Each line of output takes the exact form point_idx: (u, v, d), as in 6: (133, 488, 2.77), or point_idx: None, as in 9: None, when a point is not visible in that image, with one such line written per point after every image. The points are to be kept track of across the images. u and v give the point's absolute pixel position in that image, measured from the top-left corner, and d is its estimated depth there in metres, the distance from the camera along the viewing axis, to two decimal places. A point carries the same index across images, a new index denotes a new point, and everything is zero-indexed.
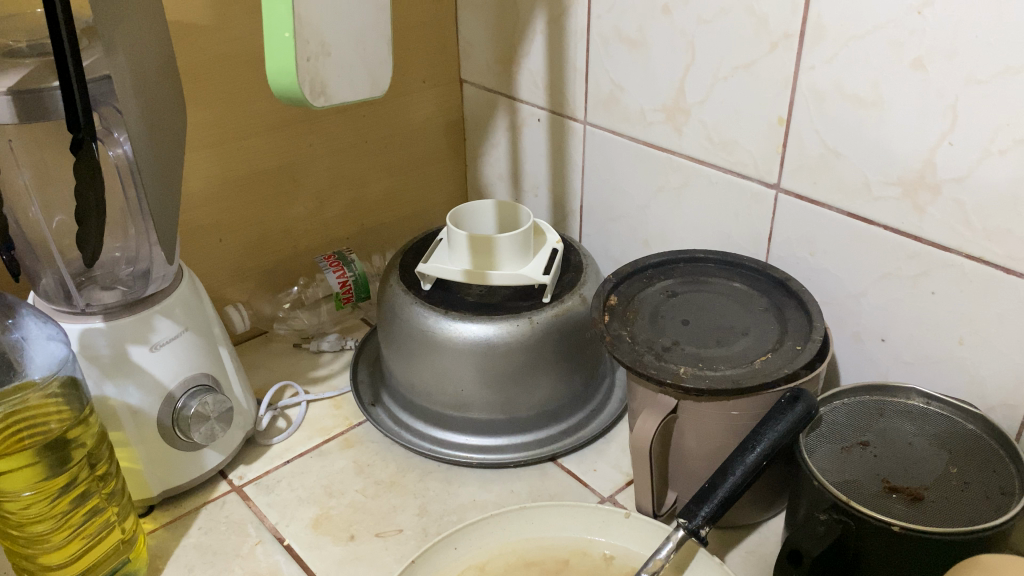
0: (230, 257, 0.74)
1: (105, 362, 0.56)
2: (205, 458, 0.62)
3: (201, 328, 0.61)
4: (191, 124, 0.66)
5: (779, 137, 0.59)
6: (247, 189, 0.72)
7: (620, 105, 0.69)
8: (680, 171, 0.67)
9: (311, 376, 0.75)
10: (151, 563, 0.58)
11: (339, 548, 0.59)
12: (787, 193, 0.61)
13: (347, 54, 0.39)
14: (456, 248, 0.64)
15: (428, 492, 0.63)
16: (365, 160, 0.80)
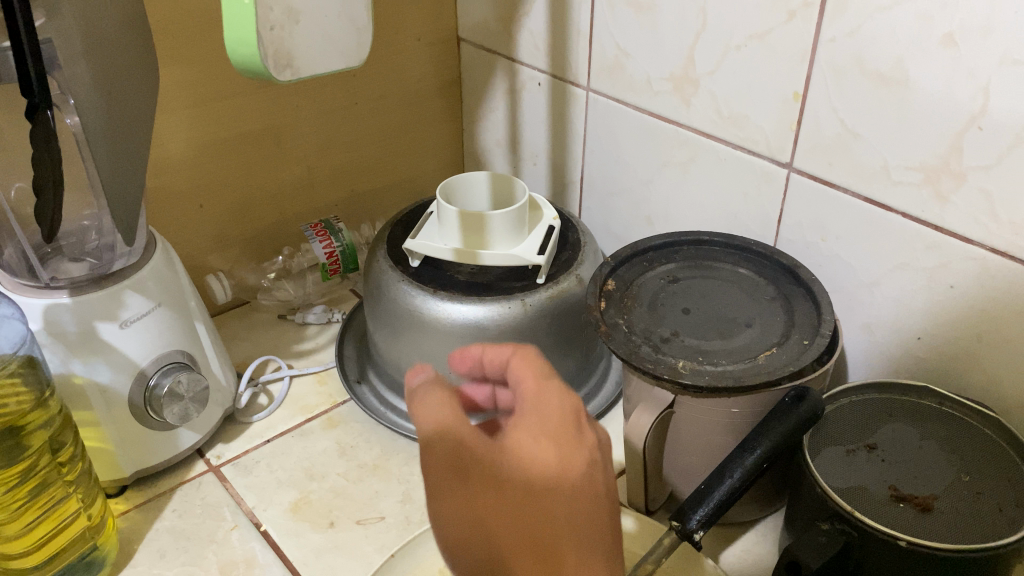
0: (211, 224, 0.71)
1: (72, 340, 0.53)
2: (180, 438, 0.60)
3: (176, 303, 0.58)
4: (168, 84, 0.62)
5: (794, 114, 0.55)
6: (229, 153, 0.68)
7: (624, 73, 0.65)
8: (686, 145, 0.63)
9: (295, 350, 0.72)
10: (123, 548, 0.55)
11: (318, 535, 0.56)
12: (799, 173, 0.57)
13: (319, 25, 0.35)
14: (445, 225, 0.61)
15: (412, 478, 0.60)
16: (356, 122, 0.76)
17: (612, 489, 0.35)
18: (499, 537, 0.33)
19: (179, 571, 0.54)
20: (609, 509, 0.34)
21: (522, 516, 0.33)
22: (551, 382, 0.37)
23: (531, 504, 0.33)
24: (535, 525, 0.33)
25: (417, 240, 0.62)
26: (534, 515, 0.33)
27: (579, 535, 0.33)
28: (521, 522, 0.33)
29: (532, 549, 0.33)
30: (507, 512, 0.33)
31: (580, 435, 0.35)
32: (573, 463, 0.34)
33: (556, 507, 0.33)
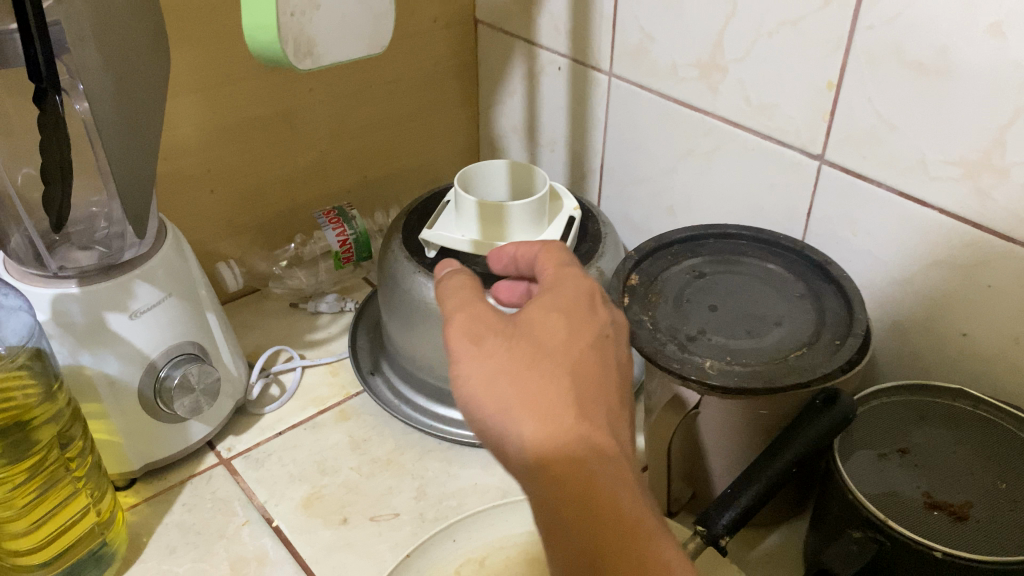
0: (222, 210, 0.69)
1: (80, 330, 0.51)
2: (190, 430, 0.58)
3: (187, 293, 0.57)
4: (178, 66, 0.60)
5: (827, 104, 0.53)
6: (240, 137, 0.67)
7: (649, 58, 0.63)
8: (711, 134, 0.61)
9: (307, 339, 0.71)
10: (132, 542, 0.54)
11: (331, 532, 0.55)
12: (830, 165, 0.55)
13: (341, 9, 0.33)
14: (462, 216, 0.59)
15: (427, 473, 0.59)
16: (370, 106, 0.74)
17: (621, 361, 0.37)
18: (521, 377, 0.33)
19: (189, 567, 0.53)
20: (619, 371, 0.36)
21: (540, 359, 0.34)
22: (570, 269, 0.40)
23: (552, 351, 0.34)
24: (552, 372, 0.33)
25: (433, 232, 0.60)
26: (554, 360, 0.34)
27: (594, 384, 0.34)
28: (542, 365, 0.33)
29: (550, 388, 0.33)
30: (528, 356, 0.34)
31: (594, 303, 0.37)
32: (587, 329, 0.36)
33: (574, 356, 0.34)
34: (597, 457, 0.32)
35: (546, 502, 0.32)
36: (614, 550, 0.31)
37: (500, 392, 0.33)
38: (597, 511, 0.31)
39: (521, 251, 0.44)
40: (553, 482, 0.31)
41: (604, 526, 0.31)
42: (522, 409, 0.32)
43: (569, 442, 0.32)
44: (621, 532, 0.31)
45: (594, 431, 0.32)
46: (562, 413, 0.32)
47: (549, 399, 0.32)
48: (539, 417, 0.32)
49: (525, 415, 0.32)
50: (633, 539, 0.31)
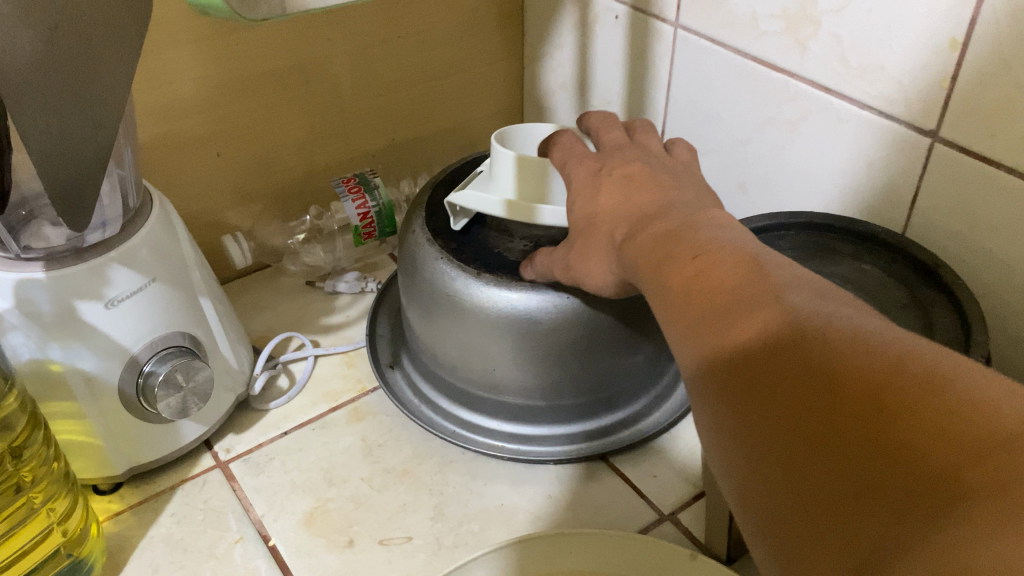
0: (229, 176, 0.61)
1: (48, 321, 0.45)
2: (181, 431, 0.52)
3: (176, 277, 0.49)
4: (171, 10, 0.51)
5: (947, 68, 0.43)
6: (250, 94, 0.59)
7: (724, 7, 0.53)
8: (797, 100, 0.51)
9: (322, 323, 0.63)
10: (111, 558, 0.48)
11: (334, 556, 0.48)
12: (947, 145, 0.44)
13: None
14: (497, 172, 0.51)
15: (446, 489, 0.51)
16: (399, 59, 0.65)
17: (662, 174, 0.35)
18: (592, 254, 0.35)
19: None
20: (664, 182, 0.34)
21: (663, 243, 0.29)
22: (576, 146, 0.41)
23: (605, 207, 0.35)
24: (674, 246, 0.28)
25: (464, 191, 0.52)
26: (665, 232, 0.29)
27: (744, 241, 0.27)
28: (659, 246, 0.29)
29: (674, 263, 0.28)
30: (643, 252, 0.30)
31: (597, 167, 0.37)
32: (614, 178, 0.35)
33: (696, 222, 0.29)
34: (748, 299, 0.24)
35: (711, 386, 0.24)
36: (798, 392, 0.22)
37: (594, 271, 0.36)
38: (763, 357, 0.23)
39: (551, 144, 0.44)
40: (707, 361, 0.24)
41: (779, 378, 0.22)
42: (657, 292, 0.28)
43: (703, 272, 0.26)
44: (796, 366, 0.22)
45: (742, 278, 0.25)
46: (692, 279, 0.26)
47: (674, 266, 0.28)
48: (672, 297, 0.27)
49: (662, 309, 0.27)
50: (824, 365, 0.22)
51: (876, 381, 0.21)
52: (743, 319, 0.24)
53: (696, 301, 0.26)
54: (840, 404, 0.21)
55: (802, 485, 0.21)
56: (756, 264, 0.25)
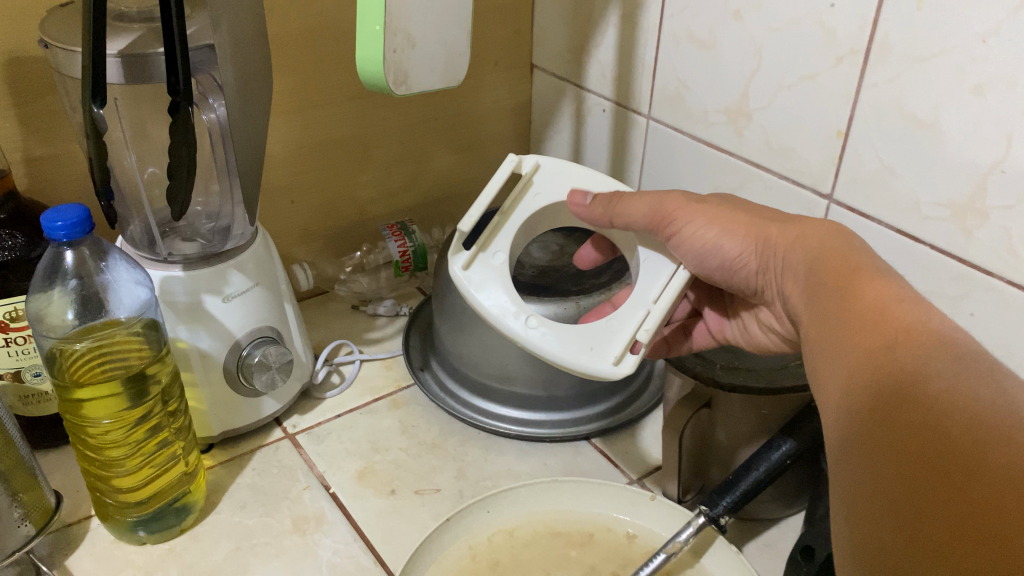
0: (301, 218, 0.78)
1: (180, 308, 0.59)
2: (263, 405, 0.67)
3: (270, 284, 0.65)
4: (276, 90, 0.69)
5: (836, 150, 0.61)
6: (323, 154, 0.76)
7: (685, 104, 0.72)
8: (737, 173, 0.69)
9: (365, 337, 0.79)
10: (208, 497, 0.62)
11: (381, 500, 0.62)
12: (838, 204, 0.62)
13: (428, 50, 0.43)
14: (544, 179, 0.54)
15: (466, 457, 0.66)
16: (434, 136, 0.83)
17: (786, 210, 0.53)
18: (737, 218, 0.50)
19: (258, 520, 0.61)
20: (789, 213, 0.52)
21: (853, 272, 0.41)
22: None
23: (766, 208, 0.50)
24: (871, 283, 0.40)
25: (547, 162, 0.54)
26: (850, 262, 0.42)
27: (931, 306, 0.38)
28: (860, 282, 0.40)
29: (873, 301, 0.39)
30: (838, 281, 0.42)
31: None
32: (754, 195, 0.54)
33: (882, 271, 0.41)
34: (943, 348, 0.34)
35: (877, 401, 0.34)
36: (957, 436, 0.31)
37: (721, 221, 0.50)
38: (936, 400, 0.32)
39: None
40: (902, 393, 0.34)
41: (942, 406, 0.32)
42: (854, 310, 0.39)
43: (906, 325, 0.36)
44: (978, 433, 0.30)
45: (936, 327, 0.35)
46: (898, 319, 0.37)
47: (874, 294, 0.39)
48: (869, 323, 0.37)
49: (856, 320, 0.39)
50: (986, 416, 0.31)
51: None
52: (928, 357, 0.34)
53: (894, 334, 0.36)
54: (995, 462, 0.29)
55: (937, 492, 0.30)
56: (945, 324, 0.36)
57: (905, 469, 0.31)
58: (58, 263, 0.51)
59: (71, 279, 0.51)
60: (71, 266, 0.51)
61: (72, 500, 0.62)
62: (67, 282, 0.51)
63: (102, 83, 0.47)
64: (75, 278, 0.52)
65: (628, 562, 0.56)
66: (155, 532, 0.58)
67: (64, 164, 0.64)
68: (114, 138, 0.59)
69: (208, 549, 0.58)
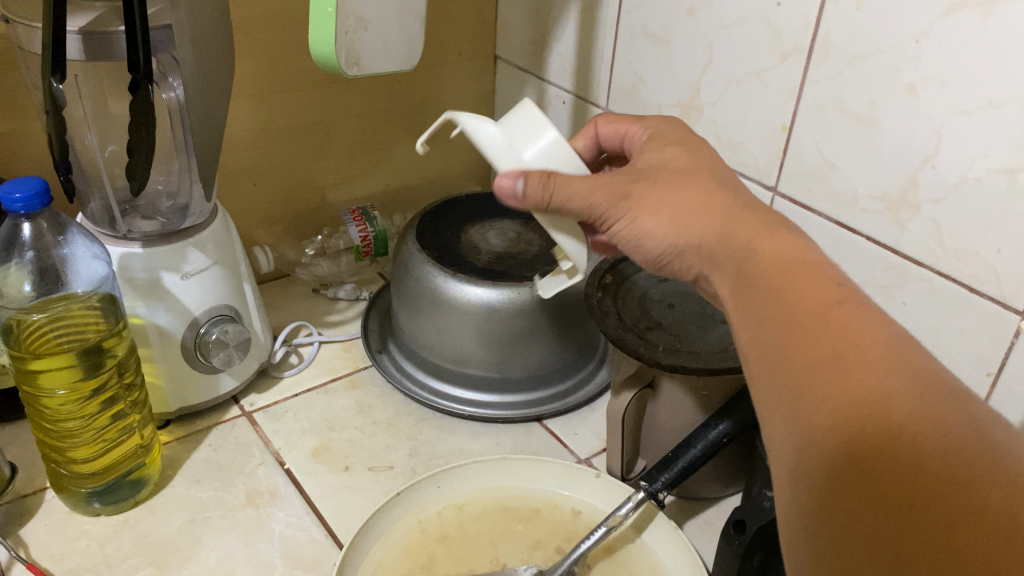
0: (263, 201, 0.80)
1: (139, 284, 0.60)
2: (220, 382, 0.68)
3: (229, 264, 0.66)
4: (239, 74, 0.70)
5: (781, 144, 0.63)
6: (286, 138, 0.77)
7: (640, 98, 0.74)
8: None
9: (325, 320, 0.81)
10: (163, 471, 0.63)
11: (335, 476, 0.64)
12: (782, 196, 0.65)
13: (380, 33, 0.44)
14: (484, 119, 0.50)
15: (420, 437, 0.68)
16: (397, 123, 0.85)
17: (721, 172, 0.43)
18: (670, 202, 0.41)
19: (213, 494, 0.62)
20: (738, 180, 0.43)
21: (798, 270, 0.34)
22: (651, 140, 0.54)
23: (692, 167, 0.43)
24: (817, 281, 0.33)
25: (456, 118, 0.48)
26: (793, 260, 0.35)
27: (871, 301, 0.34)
28: (826, 292, 0.33)
29: (827, 319, 0.32)
30: (757, 257, 0.36)
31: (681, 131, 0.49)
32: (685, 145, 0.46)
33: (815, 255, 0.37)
34: (906, 351, 0.30)
35: (823, 406, 0.30)
36: (896, 444, 0.28)
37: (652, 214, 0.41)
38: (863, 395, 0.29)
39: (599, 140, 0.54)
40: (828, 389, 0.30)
41: (899, 407, 0.28)
42: (789, 313, 0.33)
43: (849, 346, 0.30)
44: (927, 440, 0.27)
45: (892, 328, 0.31)
46: (848, 319, 0.31)
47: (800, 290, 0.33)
48: (816, 323, 0.32)
49: (794, 332, 0.32)
50: (921, 417, 0.28)
51: (992, 445, 0.27)
52: (877, 350, 0.30)
53: (845, 328, 0.31)
54: (947, 477, 0.27)
55: (888, 509, 0.27)
56: (867, 311, 0.32)
57: (869, 492, 0.28)
58: (15, 236, 0.51)
59: (29, 250, 0.52)
60: (28, 239, 0.52)
61: (28, 471, 0.62)
62: (24, 254, 0.52)
63: (62, 59, 0.48)
64: (32, 251, 0.52)
65: (573, 536, 0.58)
66: (110, 504, 0.59)
67: (27, 141, 0.65)
68: (75, 115, 0.60)
69: (161, 521, 0.59)
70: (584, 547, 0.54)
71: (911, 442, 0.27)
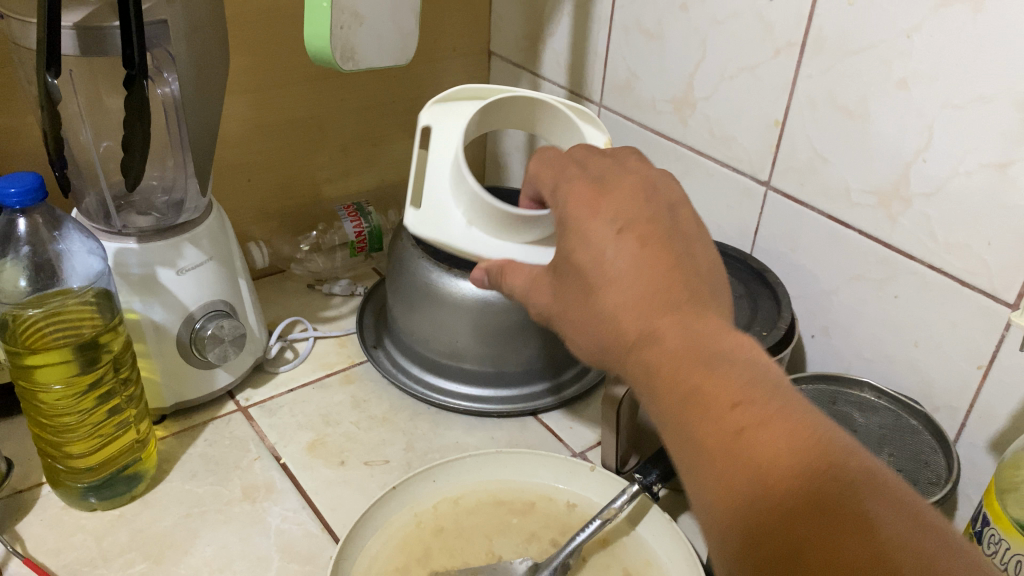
0: (257, 196, 0.80)
1: (134, 279, 0.60)
2: (216, 377, 0.68)
3: (224, 259, 0.66)
4: (234, 70, 0.70)
5: (773, 138, 0.63)
6: (281, 134, 0.77)
7: (633, 93, 0.74)
8: (683, 161, 0.72)
9: (320, 315, 0.81)
10: (159, 466, 0.63)
11: (330, 470, 0.64)
12: (775, 190, 0.65)
13: (375, 28, 0.44)
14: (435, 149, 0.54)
15: (416, 431, 0.68)
16: (391, 119, 0.85)
17: (644, 251, 0.36)
18: (592, 325, 0.37)
19: (209, 488, 0.62)
20: (664, 255, 0.36)
21: (691, 363, 0.32)
22: (610, 160, 0.42)
23: (626, 272, 0.35)
24: (704, 375, 0.32)
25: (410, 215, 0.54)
26: (688, 352, 0.33)
27: (789, 394, 0.31)
28: (720, 423, 0.30)
29: (709, 420, 0.31)
30: (659, 381, 0.33)
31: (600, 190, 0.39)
32: (606, 219, 0.37)
33: (739, 354, 0.33)
34: (801, 485, 0.28)
35: (719, 517, 0.30)
36: (784, 557, 0.28)
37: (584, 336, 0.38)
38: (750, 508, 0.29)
39: (545, 180, 0.43)
40: (720, 502, 0.30)
41: (781, 515, 0.28)
42: (682, 420, 0.32)
43: (732, 452, 0.30)
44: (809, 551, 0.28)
45: (789, 455, 0.29)
46: (736, 464, 0.29)
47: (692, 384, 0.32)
48: (699, 425, 0.31)
49: (685, 437, 0.32)
50: (802, 524, 0.28)
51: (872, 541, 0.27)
52: (754, 451, 0.29)
53: (722, 433, 0.30)
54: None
55: None
56: (747, 399, 0.30)
57: None
58: (11, 231, 0.52)
59: (24, 246, 0.52)
60: (24, 234, 0.52)
61: (24, 467, 0.63)
62: (20, 250, 0.52)
63: (57, 54, 0.48)
64: (27, 246, 0.52)
65: (567, 529, 0.59)
66: (106, 499, 0.59)
67: (21, 137, 0.65)
68: (70, 111, 0.60)
69: (157, 515, 0.59)
70: (578, 539, 0.54)
71: (795, 556, 0.28)
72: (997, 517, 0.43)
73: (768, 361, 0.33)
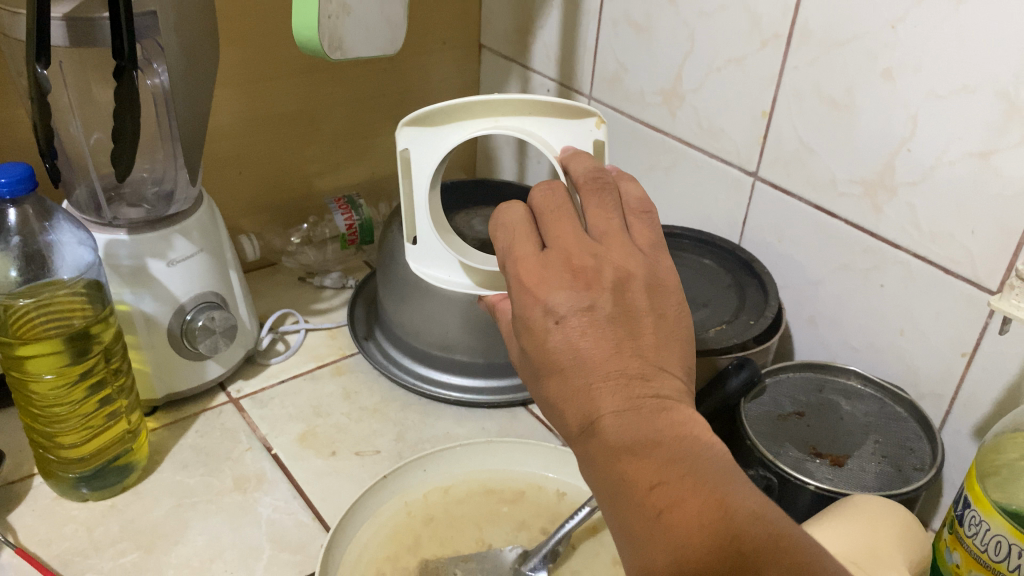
0: (248, 189, 0.80)
1: (124, 271, 0.61)
2: (206, 368, 0.68)
3: (214, 250, 0.66)
4: (223, 63, 0.71)
5: (760, 130, 0.64)
6: (271, 127, 0.78)
7: (623, 86, 0.75)
8: (672, 153, 0.73)
9: (311, 308, 0.81)
10: (150, 457, 0.64)
11: (321, 461, 0.64)
12: (762, 181, 0.66)
13: (363, 17, 0.45)
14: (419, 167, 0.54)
15: (406, 422, 0.69)
16: (381, 112, 0.85)
17: (594, 341, 0.34)
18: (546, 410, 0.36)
19: (200, 479, 0.62)
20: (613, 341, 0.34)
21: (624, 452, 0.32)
22: (566, 213, 0.39)
23: (573, 360, 0.33)
24: (631, 458, 0.32)
25: (411, 255, 0.56)
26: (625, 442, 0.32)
27: (709, 473, 0.31)
28: (641, 508, 0.31)
29: (633, 501, 0.31)
30: (593, 465, 0.33)
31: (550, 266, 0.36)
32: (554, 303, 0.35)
33: (671, 437, 0.32)
34: (709, 568, 0.29)
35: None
36: None
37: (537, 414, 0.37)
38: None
39: (498, 240, 0.39)
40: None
41: None
42: (614, 504, 0.32)
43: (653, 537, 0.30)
44: None
45: (700, 538, 0.30)
46: (654, 548, 0.30)
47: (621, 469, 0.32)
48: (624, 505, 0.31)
49: (616, 518, 0.32)
50: None
51: None
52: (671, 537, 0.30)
53: (644, 513, 0.31)
54: None
55: None
56: (670, 479, 0.31)
57: None
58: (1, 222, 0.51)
59: (15, 236, 0.52)
60: (14, 225, 0.52)
61: (15, 459, 0.63)
62: (10, 240, 0.52)
63: (46, 45, 0.48)
64: (18, 237, 0.52)
65: (557, 517, 0.59)
66: (97, 489, 0.59)
67: (11, 130, 0.65)
68: (60, 103, 0.60)
69: (148, 506, 0.59)
70: (567, 528, 0.53)
71: None
72: (977, 499, 0.43)
73: (699, 437, 0.33)
